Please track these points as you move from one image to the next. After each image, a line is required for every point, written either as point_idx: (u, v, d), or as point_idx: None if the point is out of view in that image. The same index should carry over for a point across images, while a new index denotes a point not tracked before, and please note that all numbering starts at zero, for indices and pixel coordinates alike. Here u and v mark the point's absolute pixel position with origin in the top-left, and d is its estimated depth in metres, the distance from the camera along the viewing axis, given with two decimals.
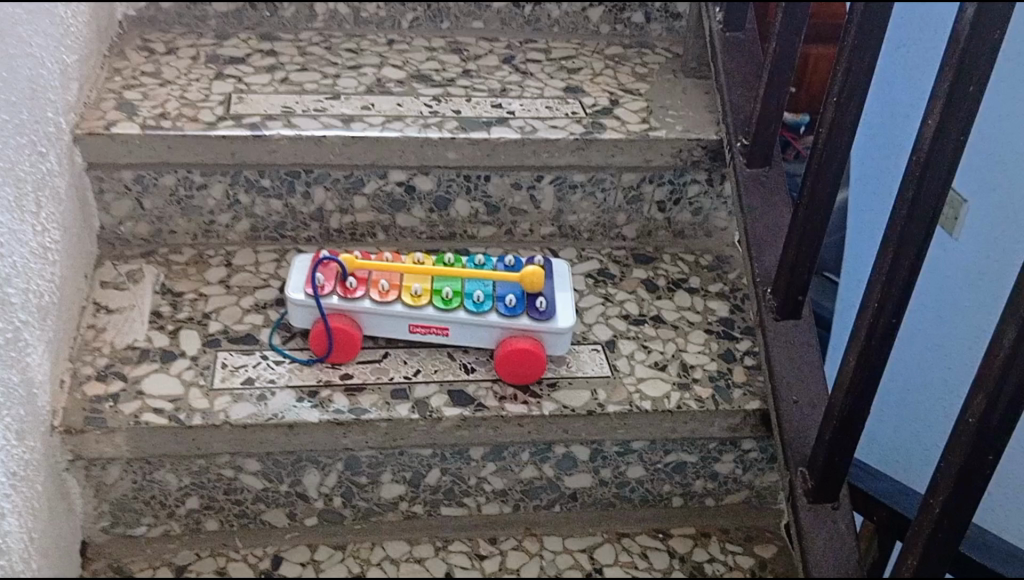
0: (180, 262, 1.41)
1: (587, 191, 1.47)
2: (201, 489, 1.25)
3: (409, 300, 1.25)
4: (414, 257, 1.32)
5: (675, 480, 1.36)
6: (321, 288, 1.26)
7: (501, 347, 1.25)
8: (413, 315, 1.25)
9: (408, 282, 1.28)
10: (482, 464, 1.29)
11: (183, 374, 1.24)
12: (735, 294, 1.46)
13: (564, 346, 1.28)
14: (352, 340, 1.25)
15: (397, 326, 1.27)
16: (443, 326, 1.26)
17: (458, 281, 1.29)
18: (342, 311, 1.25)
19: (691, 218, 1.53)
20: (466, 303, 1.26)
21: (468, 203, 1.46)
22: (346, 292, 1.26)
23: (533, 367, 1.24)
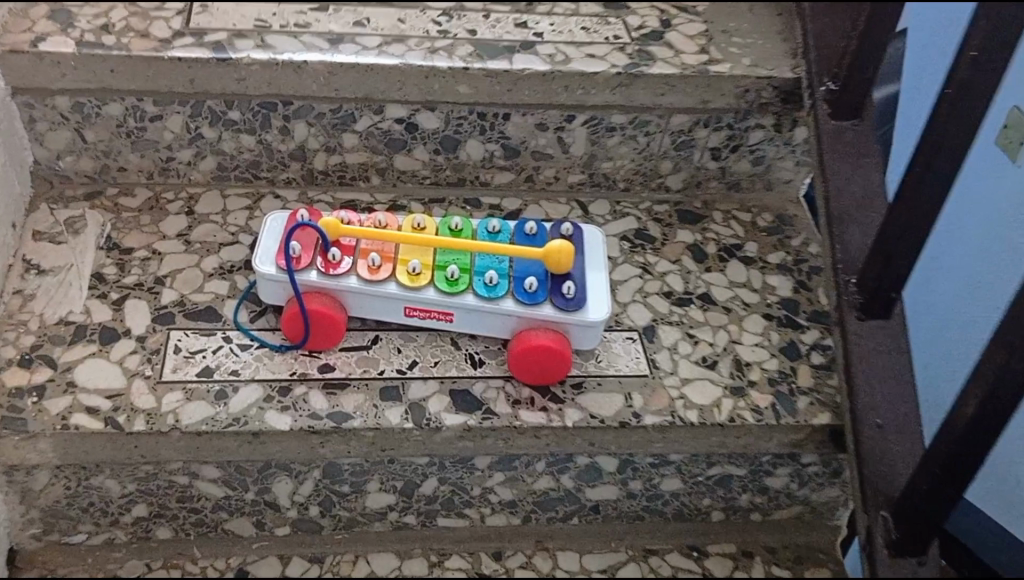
0: (132, 208, 1.17)
1: (627, 134, 1.21)
2: (150, 496, 1.04)
3: (406, 278, 1.01)
4: (412, 220, 1.07)
5: (716, 492, 1.16)
6: (296, 260, 1.01)
7: (517, 341, 1.02)
8: (411, 297, 1.01)
9: (404, 255, 1.03)
10: (489, 474, 1.08)
11: (126, 361, 1.01)
12: (799, 267, 1.24)
13: (594, 341, 1.05)
14: (336, 326, 1.02)
15: (389, 308, 1.03)
16: (446, 312, 1.03)
17: (466, 256, 1.04)
18: (324, 289, 1.02)
19: (749, 169, 1.28)
20: (476, 285, 1.02)
21: (482, 144, 1.20)
22: (327, 265, 1.01)
23: (555, 365, 1.02)
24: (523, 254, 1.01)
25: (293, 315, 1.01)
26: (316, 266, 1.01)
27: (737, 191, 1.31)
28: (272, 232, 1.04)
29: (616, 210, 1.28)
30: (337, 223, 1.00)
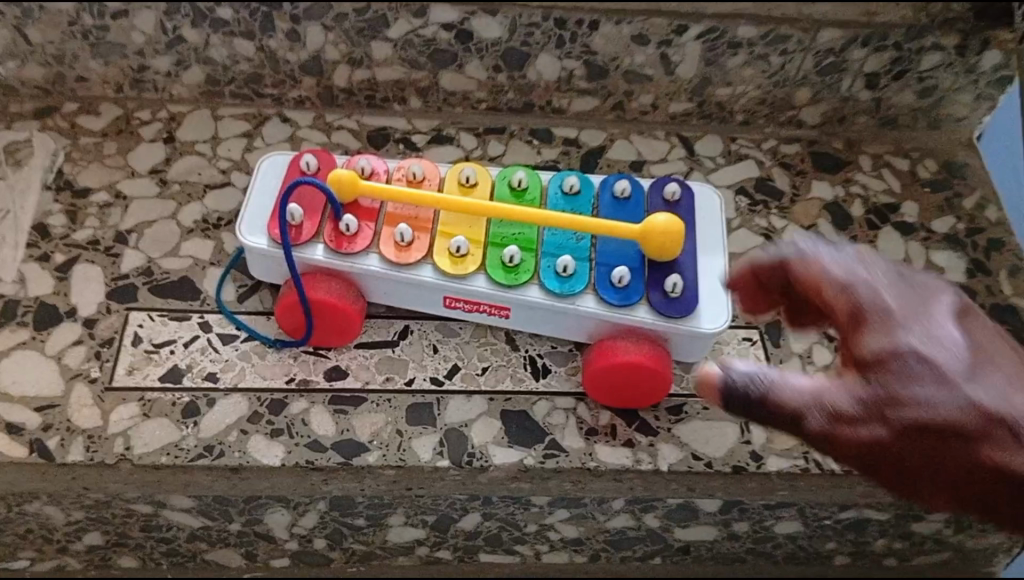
0: (94, 131, 0.89)
1: (755, 53, 0.91)
2: (104, 525, 0.80)
3: (447, 261, 0.73)
4: (459, 172, 0.78)
5: (845, 537, 0.95)
6: (296, 231, 0.72)
7: (593, 362, 0.75)
8: (453, 286, 0.73)
9: (446, 225, 0.74)
10: (549, 511, 0.84)
11: (66, 356, 0.74)
12: (972, 238, 0.93)
13: (700, 354, 0.77)
14: (350, 320, 0.74)
15: (423, 297, 0.75)
16: (501, 306, 0.75)
17: (533, 230, 0.75)
18: (333, 270, 0.73)
19: (914, 102, 0.96)
20: (544, 274, 0.73)
21: (558, 61, 0.91)
22: (338, 239, 0.72)
23: (650, 386, 0.75)
24: (614, 234, 0.72)
25: (291, 306, 0.73)
26: (322, 240, 0.73)
27: (892, 127, 0.99)
28: (264, 184, 0.76)
29: (731, 150, 0.97)
30: (355, 178, 0.72)
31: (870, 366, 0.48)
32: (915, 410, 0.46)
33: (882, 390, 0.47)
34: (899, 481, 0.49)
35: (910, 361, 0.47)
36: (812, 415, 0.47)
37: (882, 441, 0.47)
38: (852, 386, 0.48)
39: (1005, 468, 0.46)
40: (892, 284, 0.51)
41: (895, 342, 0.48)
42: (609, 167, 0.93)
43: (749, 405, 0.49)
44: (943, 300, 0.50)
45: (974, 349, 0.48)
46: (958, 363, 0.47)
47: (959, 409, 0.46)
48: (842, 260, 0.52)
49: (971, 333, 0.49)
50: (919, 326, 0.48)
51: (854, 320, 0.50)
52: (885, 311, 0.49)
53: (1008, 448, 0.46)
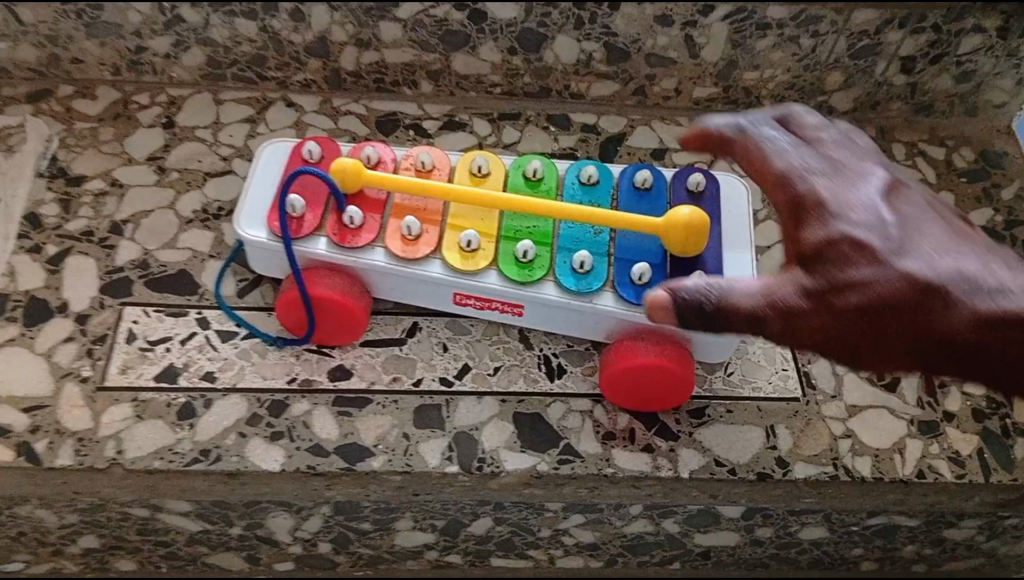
0: (90, 115, 0.85)
1: (785, 35, 0.87)
2: (99, 529, 0.77)
3: (456, 256, 0.69)
4: (470, 161, 0.74)
5: (872, 543, 0.90)
6: (297, 223, 0.68)
7: (610, 363, 0.70)
8: (464, 283, 0.69)
9: (455, 218, 0.70)
10: (564, 516, 0.80)
11: (56, 354, 0.71)
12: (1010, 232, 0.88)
13: (724, 353, 0.73)
14: (354, 317, 0.70)
15: (431, 293, 0.71)
16: (514, 304, 0.71)
17: (548, 223, 0.71)
18: (336, 265, 0.69)
19: (951, 87, 0.92)
20: (560, 270, 0.69)
21: (576, 43, 0.87)
22: (341, 232, 0.68)
23: (671, 389, 0.70)
24: (634, 227, 0.68)
25: (292, 301, 0.69)
26: (325, 233, 0.69)
27: (927, 115, 0.95)
28: (265, 173, 0.72)
29: None
30: (359, 168, 0.68)
31: (813, 257, 0.52)
32: (849, 286, 0.51)
33: (819, 278, 0.51)
34: (850, 354, 0.53)
35: (839, 245, 0.51)
36: (763, 313, 0.52)
37: (826, 319, 0.51)
38: (795, 279, 0.52)
39: (942, 332, 0.51)
40: (824, 177, 0.56)
41: (830, 231, 0.52)
42: (630, 155, 0.88)
43: (707, 318, 0.54)
44: (864, 181, 0.55)
45: (895, 221, 0.53)
46: (882, 240, 0.51)
47: (889, 278, 0.50)
48: (771, 150, 0.58)
49: (895, 210, 0.54)
50: (846, 211, 0.53)
51: (789, 214, 0.55)
52: (821, 202, 0.54)
53: (939, 307, 0.50)
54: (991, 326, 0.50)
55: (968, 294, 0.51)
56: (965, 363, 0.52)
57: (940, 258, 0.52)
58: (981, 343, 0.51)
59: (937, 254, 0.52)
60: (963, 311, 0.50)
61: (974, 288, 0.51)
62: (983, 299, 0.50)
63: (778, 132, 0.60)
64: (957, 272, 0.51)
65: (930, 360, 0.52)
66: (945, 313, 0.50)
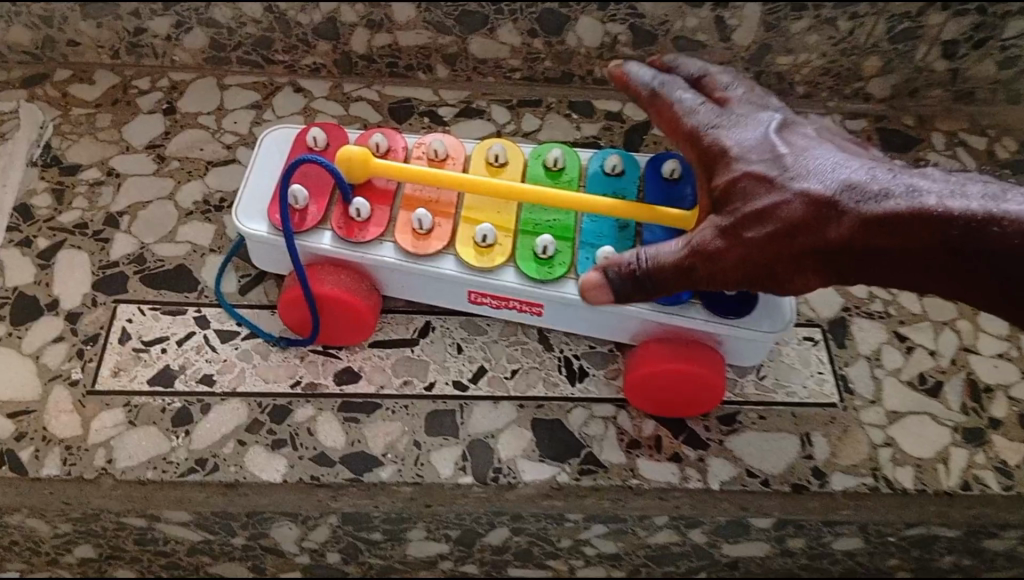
0: (86, 101, 0.81)
1: (822, 16, 0.82)
2: (95, 538, 0.73)
3: (471, 252, 0.64)
4: (487, 149, 0.69)
5: (909, 553, 0.85)
6: (300, 217, 0.64)
7: (636, 367, 0.66)
8: (479, 281, 0.64)
9: (470, 210, 0.65)
10: (585, 527, 0.75)
11: (45, 355, 0.67)
12: None
13: (757, 356, 0.67)
14: (361, 317, 0.65)
15: (444, 291, 0.67)
16: (532, 303, 0.66)
17: (570, 216, 0.66)
18: (341, 261, 0.65)
19: (995, 74, 0.87)
20: (583, 267, 0.64)
21: (601, 24, 0.83)
22: (348, 226, 0.64)
23: (701, 396, 0.66)
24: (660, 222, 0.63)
25: (294, 299, 0.65)
26: (330, 227, 0.64)
27: (968, 102, 0.89)
28: (268, 161, 0.67)
29: None
30: (367, 157, 0.64)
31: (725, 202, 0.56)
32: (749, 217, 0.55)
33: (728, 216, 0.55)
34: (774, 283, 0.56)
35: (738, 184, 0.56)
36: (689, 262, 0.56)
37: (739, 254, 0.55)
38: (711, 223, 0.56)
39: (843, 242, 0.53)
40: (729, 129, 0.59)
41: (733, 173, 0.57)
42: (656, 144, 0.83)
43: (641, 286, 0.57)
44: (760, 124, 0.59)
45: (790, 151, 0.57)
46: (776, 170, 0.56)
47: (783, 202, 0.54)
48: (680, 111, 0.62)
49: (790, 144, 0.58)
50: (746, 156, 0.57)
51: (701, 168, 0.60)
52: (727, 150, 0.58)
53: (830, 218, 0.53)
54: (886, 228, 0.52)
55: (856, 202, 0.53)
56: (879, 269, 0.54)
57: (832, 174, 0.55)
58: (881, 243, 0.52)
59: (830, 172, 0.55)
60: (855, 217, 0.53)
61: (864, 194, 0.53)
62: (870, 203, 0.52)
63: (691, 94, 0.63)
64: (849, 183, 0.54)
65: (847, 272, 0.55)
66: (841, 222, 0.53)
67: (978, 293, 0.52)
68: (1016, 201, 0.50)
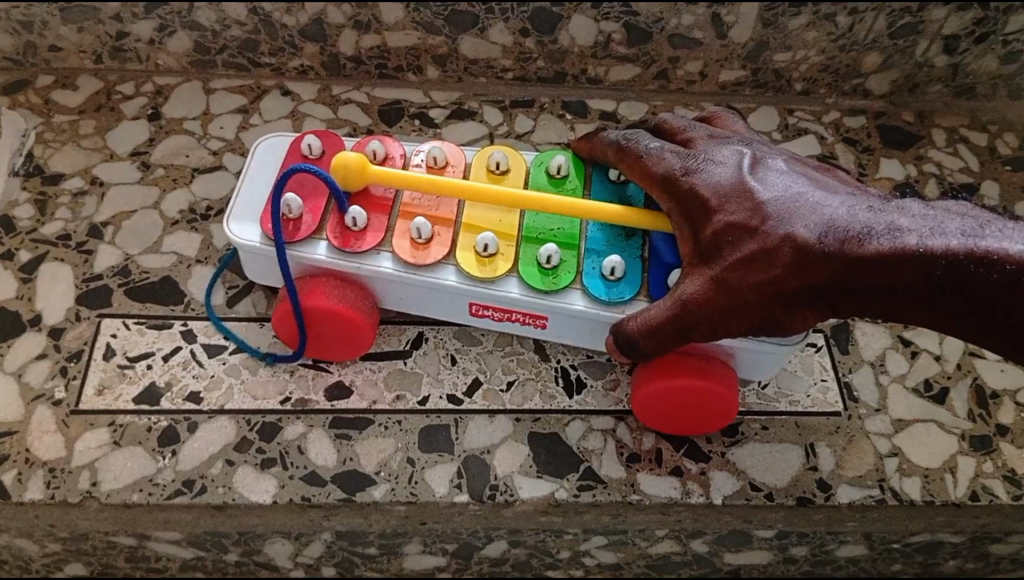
0: (69, 107, 0.79)
1: (821, 12, 0.80)
2: (84, 556, 0.71)
3: (472, 263, 0.62)
4: (487, 157, 0.67)
5: (913, 559, 0.82)
6: (294, 228, 0.62)
7: (648, 380, 0.63)
8: (482, 292, 0.62)
9: (471, 221, 0.64)
10: (585, 540, 0.73)
11: (27, 373, 0.65)
12: None
13: (765, 371, 0.66)
14: (359, 331, 0.64)
15: (444, 303, 0.65)
16: (535, 314, 0.64)
17: (574, 225, 0.64)
18: (343, 274, 0.63)
19: (996, 69, 0.85)
20: (588, 276, 0.62)
21: (595, 23, 0.81)
22: (343, 235, 0.62)
23: (714, 413, 0.64)
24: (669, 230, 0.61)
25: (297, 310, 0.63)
26: (326, 236, 0.62)
27: (968, 98, 0.87)
28: (257, 174, 0.65)
29: (788, 123, 0.84)
30: (364, 163, 0.62)
31: (709, 254, 0.55)
32: (738, 268, 0.54)
33: (715, 268, 0.55)
34: (774, 327, 0.56)
35: (722, 233, 0.54)
36: (681, 317, 0.56)
37: (730, 306, 0.54)
38: (701, 275, 0.55)
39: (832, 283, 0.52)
40: (703, 170, 0.57)
41: (713, 224, 0.55)
42: None
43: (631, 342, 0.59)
44: (732, 160, 0.57)
45: (773, 191, 0.55)
46: (758, 216, 0.54)
47: (769, 248, 0.53)
48: (646, 160, 0.60)
49: (765, 181, 0.56)
50: (723, 201, 0.55)
51: (678, 213, 0.58)
52: (702, 196, 0.56)
53: (817, 263, 0.52)
54: (873, 268, 0.51)
55: (842, 242, 0.52)
56: (876, 303, 0.54)
57: (817, 215, 0.53)
58: (871, 282, 0.52)
59: (813, 212, 0.53)
60: (842, 260, 0.52)
61: (849, 233, 0.52)
62: (855, 243, 0.52)
63: (656, 139, 0.61)
64: (832, 222, 0.53)
65: (845, 306, 0.55)
66: (828, 265, 0.52)
67: (975, 322, 0.52)
68: (992, 238, 0.50)
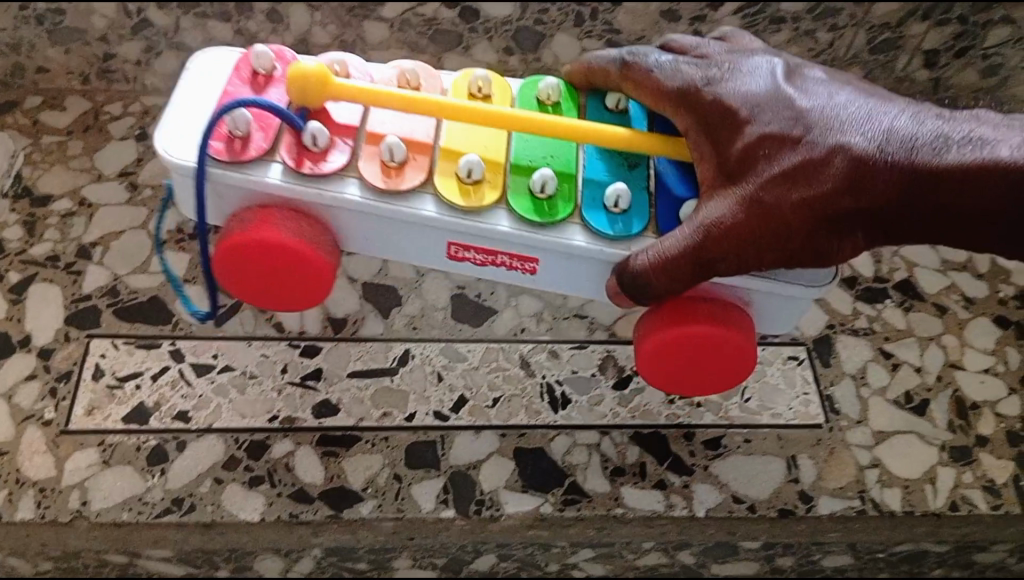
0: (58, 128, 0.80)
1: (800, 28, 0.82)
2: (76, 574, 0.71)
3: (454, 190, 0.55)
4: (468, 80, 0.60)
5: (899, 568, 0.83)
6: (239, 147, 0.54)
7: (660, 329, 0.57)
8: (463, 224, 0.55)
9: (451, 143, 0.56)
10: (573, 552, 0.73)
11: (17, 395, 0.65)
12: None
13: (787, 324, 0.60)
14: (314, 270, 0.56)
15: (419, 244, 0.58)
16: (521, 253, 0.57)
17: (568, 153, 0.58)
18: (297, 206, 0.56)
19: (976, 82, 0.87)
20: (588, 209, 0.55)
21: (578, 41, 0.82)
22: (300, 156, 0.54)
23: (722, 370, 0.59)
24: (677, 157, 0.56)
25: (247, 245, 0.54)
26: (279, 157, 0.55)
27: None
28: (196, 92, 0.57)
29: None
30: (325, 76, 0.54)
31: (742, 173, 0.51)
32: (777, 182, 0.50)
33: (749, 187, 0.50)
34: (817, 259, 0.52)
35: (756, 146, 0.51)
36: (707, 247, 0.51)
37: (764, 229, 0.50)
38: (731, 198, 0.51)
39: (884, 199, 0.48)
40: (734, 85, 0.54)
41: (745, 139, 0.51)
42: None
43: (636, 283, 0.53)
44: (767, 73, 0.54)
45: (811, 101, 0.52)
46: (798, 126, 0.50)
47: (814, 158, 0.49)
48: (660, 76, 0.56)
49: (804, 92, 0.52)
50: (757, 115, 0.52)
51: (702, 134, 0.54)
52: (731, 112, 0.52)
53: (872, 174, 0.48)
54: (936, 182, 0.47)
55: (898, 150, 0.48)
56: (932, 225, 0.49)
57: (867, 124, 0.50)
58: (929, 199, 0.48)
59: (861, 123, 0.50)
60: (898, 171, 0.48)
61: (905, 140, 0.49)
62: (912, 151, 0.48)
63: (671, 58, 0.57)
64: (887, 131, 0.49)
65: (896, 231, 0.50)
66: (883, 177, 0.48)
67: None
68: None
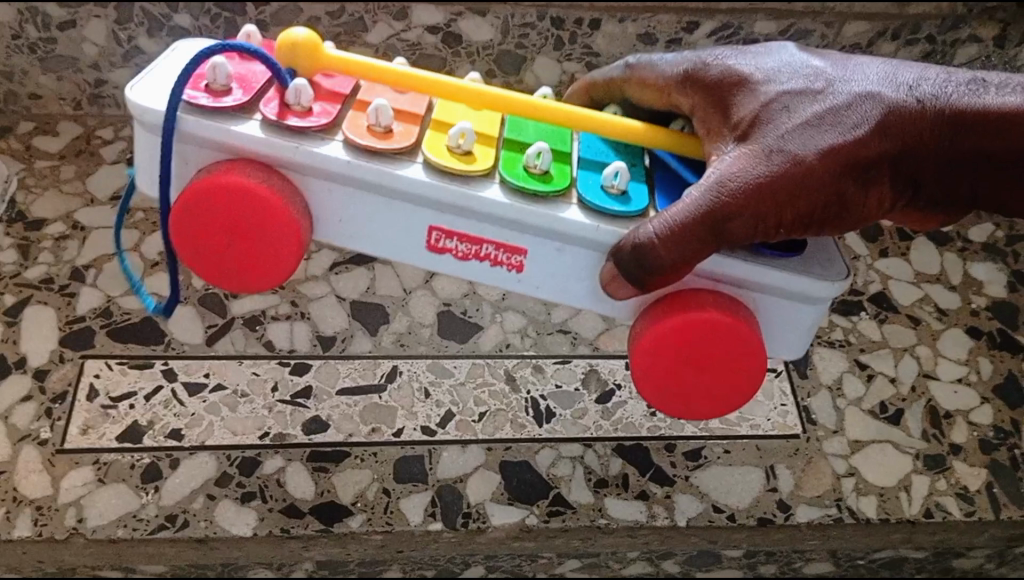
0: (50, 153, 0.82)
1: None
2: None
3: (445, 154, 0.53)
4: None
5: None
6: (217, 96, 0.52)
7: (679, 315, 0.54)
8: (445, 188, 0.53)
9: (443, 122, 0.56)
10: (559, 562, 0.74)
11: (13, 415, 0.66)
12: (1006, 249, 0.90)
13: (788, 340, 0.58)
14: (280, 228, 0.52)
15: (398, 228, 0.55)
16: (504, 235, 0.55)
17: (562, 142, 0.57)
18: (272, 166, 0.53)
19: None
20: (584, 188, 0.54)
21: (558, 64, 0.84)
22: (281, 111, 0.53)
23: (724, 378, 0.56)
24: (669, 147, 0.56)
25: (213, 192, 0.51)
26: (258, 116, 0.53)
27: None
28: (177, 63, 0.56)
29: None
30: (315, 46, 0.55)
31: (760, 127, 0.51)
32: (803, 129, 0.50)
33: (769, 141, 0.50)
34: (845, 216, 0.51)
35: (776, 100, 0.51)
36: (729, 200, 0.48)
37: (793, 178, 0.48)
38: (750, 153, 0.50)
39: (912, 142, 0.50)
40: (743, 59, 0.55)
41: (762, 97, 0.52)
42: None
43: (638, 253, 0.50)
44: (775, 50, 0.56)
45: (825, 65, 0.53)
46: (819, 81, 0.52)
47: (841, 104, 0.50)
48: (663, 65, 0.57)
49: (820, 60, 0.54)
50: (773, 79, 0.53)
51: (711, 105, 0.54)
52: (743, 78, 0.53)
53: (900, 118, 0.50)
54: (964, 124, 0.50)
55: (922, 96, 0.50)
56: (958, 175, 0.51)
57: (889, 80, 0.52)
58: (954, 143, 0.50)
59: (881, 80, 0.52)
60: (924, 113, 0.50)
61: (927, 87, 0.51)
62: (936, 97, 0.50)
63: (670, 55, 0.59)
64: (913, 80, 0.51)
65: (920, 186, 0.51)
66: (911, 123, 0.50)
67: None
68: None
